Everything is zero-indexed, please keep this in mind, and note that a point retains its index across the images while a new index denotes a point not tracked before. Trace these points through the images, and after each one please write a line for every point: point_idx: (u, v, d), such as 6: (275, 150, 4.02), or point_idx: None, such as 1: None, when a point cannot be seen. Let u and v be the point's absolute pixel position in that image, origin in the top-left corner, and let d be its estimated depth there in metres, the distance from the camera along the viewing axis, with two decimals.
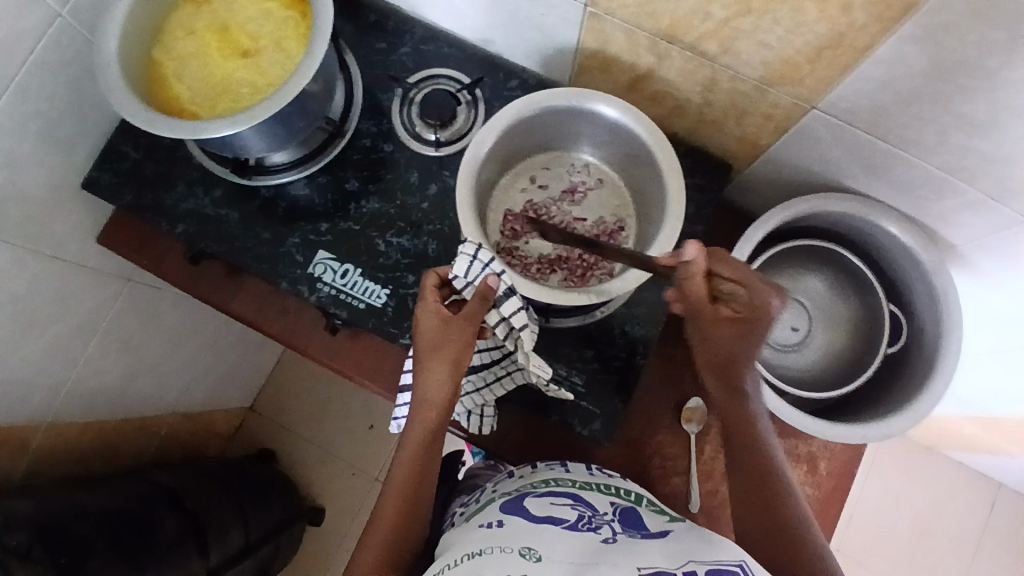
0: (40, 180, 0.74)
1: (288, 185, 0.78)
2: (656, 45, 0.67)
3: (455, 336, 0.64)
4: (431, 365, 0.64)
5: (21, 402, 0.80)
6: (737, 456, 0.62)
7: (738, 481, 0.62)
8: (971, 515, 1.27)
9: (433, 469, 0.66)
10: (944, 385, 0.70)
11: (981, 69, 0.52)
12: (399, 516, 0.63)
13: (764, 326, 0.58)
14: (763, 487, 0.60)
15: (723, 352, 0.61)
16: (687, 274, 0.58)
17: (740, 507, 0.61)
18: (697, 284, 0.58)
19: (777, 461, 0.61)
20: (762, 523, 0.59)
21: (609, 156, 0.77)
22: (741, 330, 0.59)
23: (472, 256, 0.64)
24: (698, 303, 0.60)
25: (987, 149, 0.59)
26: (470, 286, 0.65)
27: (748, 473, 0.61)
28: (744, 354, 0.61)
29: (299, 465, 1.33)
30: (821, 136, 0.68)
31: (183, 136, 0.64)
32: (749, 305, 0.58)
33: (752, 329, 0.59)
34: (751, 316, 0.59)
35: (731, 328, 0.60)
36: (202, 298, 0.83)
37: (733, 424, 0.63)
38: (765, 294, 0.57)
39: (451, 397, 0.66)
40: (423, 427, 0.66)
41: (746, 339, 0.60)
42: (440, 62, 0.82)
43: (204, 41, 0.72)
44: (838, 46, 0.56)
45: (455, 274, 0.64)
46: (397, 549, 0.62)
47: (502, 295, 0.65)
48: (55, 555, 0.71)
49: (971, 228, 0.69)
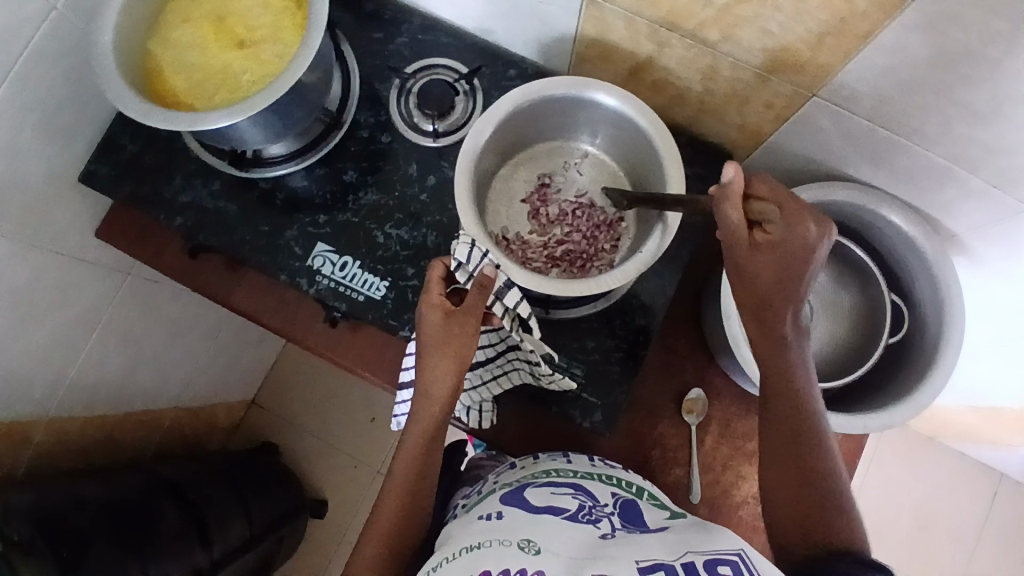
0: (38, 173, 0.73)
1: (286, 177, 0.78)
2: (657, 33, 0.66)
3: (461, 330, 0.63)
4: (434, 362, 0.63)
5: (23, 397, 0.80)
6: (772, 412, 0.60)
7: (770, 437, 0.60)
8: (971, 503, 1.27)
9: (434, 465, 0.66)
10: (945, 377, 0.70)
11: (984, 56, 0.51)
12: (400, 511, 0.63)
13: (803, 253, 0.54)
14: (800, 452, 0.58)
15: (760, 287, 0.56)
16: (723, 198, 0.54)
17: (773, 475, 0.59)
18: (734, 210, 0.54)
19: (819, 423, 0.59)
20: (794, 483, 0.58)
21: (610, 146, 0.77)
22: (779, 258, 0.54)
23: (472, 243, 0.63)
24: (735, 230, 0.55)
25: (989, 137, 0.59)
26: (470, 278, 0.63)
27: (784, 432, 0.59)
28: (780, 288, 0.56)
29: (301, 457, 1.33)
30: (823, 124, 0.68)
31: (179, 128, 0.63)
32: (787, 230, 0.54)
33: (793, 256, 0.54)
34: (789, 243, 0.54)
35: (769, 256, 0.55)
36: (202, 291, 0.83)
37: (772, 377, 0.60)
38: (802, 217, 0.54)
39: (455, 390, 0.65)
40: (426, 421, 0.65)
41: (784, 269, 0.55)
42: (438, 52, 0.81)
43: (199, 30, 0.71)
44: (841, 33, 0.56)
45: (457, 262, 0.63)
46: (400, 543, 0.62)
47: (502, 286, 0.64)
48: (57, 549, 0.72)
49: (973, 217, 0.69)
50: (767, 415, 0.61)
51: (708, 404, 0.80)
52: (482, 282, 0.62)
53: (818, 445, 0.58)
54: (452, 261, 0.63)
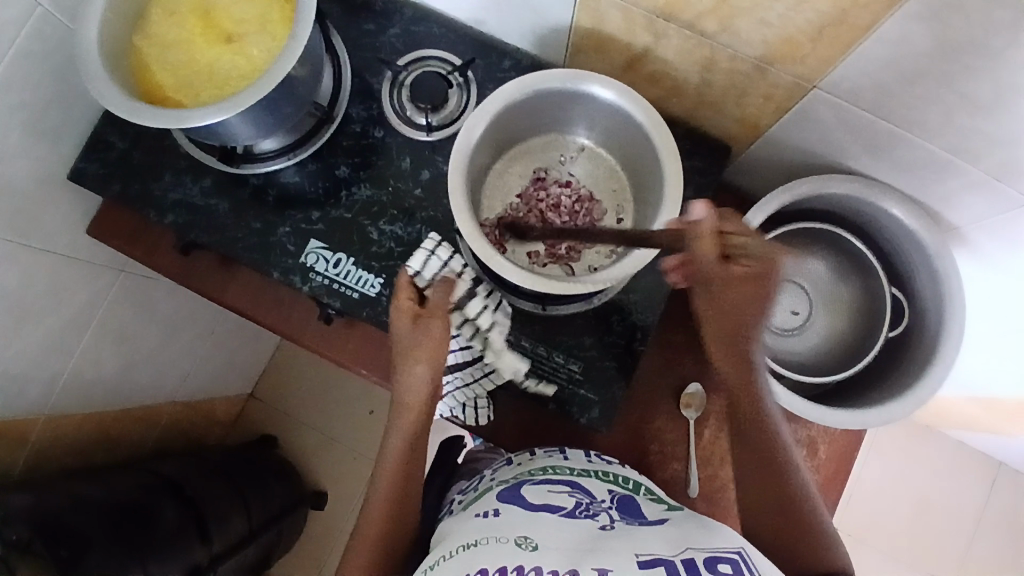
0: (26, 173, 0.72)
1: (278, 173, 0.76)
2: (653, 23, 0.65)
3: (434, 332, 0.65)
4: (409, 368, 0.65)
5: (18, 397, 0.79)
6: (744, 437, 0.60)
7: (744, 462, 0.60)
8: (970, 491, 1.28)
9: (416, 471, 0.66)
10: (945, 369, 0.70)
11: (987, 46, 0.50)
12: (387, 519, 0.63)
13: (776, 283, 0.53)
14: (774, 473, 0.58)
15: (734, 320, 0.56)
16: (696, 238, 0.53)
17: (749, 501, 0.59)
18: (709, 248, 0.53)
19: (788, 449, 0.59)
20: (772, 514, 0.58)
21: (606, 139, 0.75)
22: (753, 292, 0.54)
23: (430, 252, 0.73)
24: (712, 269, 0.53)
25: (990, 128, 0.57)
26: (426, 283, 0.72)
27: (755, 457, 0.59)
28: (754, 318, 0.56)
29: (301, 450, 1.33)
30: (823, 116, 0.66)
31: (165, 126, 0.62)
32: (763, 261, 0.53)
33: (764, 289, 0.54)
34: (763, 275, 0.53)
35: (746, 290, 0.54)
36: (196, 289, 0.82)
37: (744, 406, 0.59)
38: (774, 250, 0.53)
39: (431, 395, 0.67)
40: (404, 429, 0.66)
41: (756, 301, 0.54)
42: (430, 44, 0.79)
43: (185, 23, 0.69)
44: (841, 24, 0.54)
45: (414, 269, 0.73)
46: (387, 549, 0.62)
47: (463, 296, 0.71)
48: (55, 548, 0.72)
49: (975, 210, 0.68)
50: (740, 442, 0.60)
51: (707, 398, 0.79)
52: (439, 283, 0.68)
53: (789, 467, 0.58)
54: (410, 268, 0.73)
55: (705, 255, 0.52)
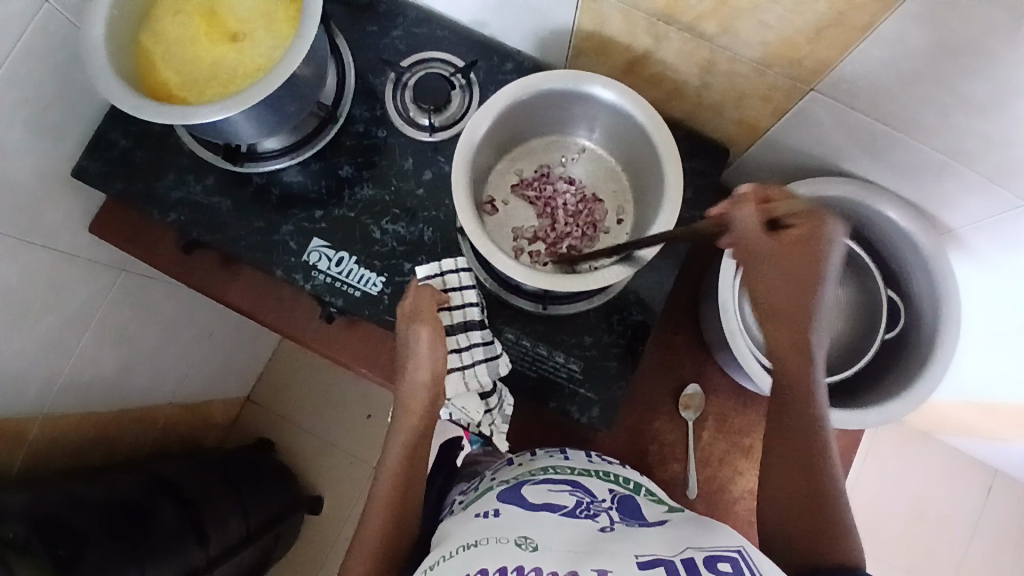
0: (29, 170, 0.72)
1: (280, 172, 0.77)
2: (654, 26, 0.66)
3: (424, 339, 0.66)
4: (410, 369, 0.66)
5: (16, 395, 0.79)
6: (782, 427, 0.60)
7: (774, 448, 0.60)
8: (966, 498, 1.28)
9: (419, 476, 0.66)
10: (942, 369, 0.70)
11: (981, 47, 0.51)
12: (386, 525, 0.63)
13: (825, 247, 0.55)
14: (805, 460, 0.58)
15: (783, 294, 0.57)
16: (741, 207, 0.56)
17: (774, 490, 0.59)
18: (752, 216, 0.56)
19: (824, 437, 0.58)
20: (797, 497, 0.57)
21: (607, 140, 0.76)
22: (802, 258, 0.55)
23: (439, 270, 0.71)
24: (756, 237, 0.56)
25: (985, 130, 0.59)
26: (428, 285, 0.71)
27: (790, 443, 0.59)
28: (804, 291, 0.56)
29: (297, 454, 1.32)
30: (821, 118, 0.67)
31: (171, 122, 0.63)
32: (806, 227, 0.55)
33: (811, 253, 0.55)
34: (809, 240, 0.55)
35: (792, 258, 0.55)
36: (197, 287, 0.82)
37: (788, 391, 0.59)
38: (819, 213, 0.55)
39: (433, 402, 0.67)
40: (406, 434, 0.67)
41: (804, 271, 0.55)
42: (433, 46, 0.80)
43: (191, 23, 0.70)
44: (839, 26, 0.55)
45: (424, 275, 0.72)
46: (387, 553, 0.62)
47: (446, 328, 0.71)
48: (52, 548, 0.71)
49: (970, 211, 0.69)
50: (775, 426, 0.60)
51: (705, 399, 0.80)
52: (420, 289, 0.68)
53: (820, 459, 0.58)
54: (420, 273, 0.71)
55: (749, 227, 0.56)
